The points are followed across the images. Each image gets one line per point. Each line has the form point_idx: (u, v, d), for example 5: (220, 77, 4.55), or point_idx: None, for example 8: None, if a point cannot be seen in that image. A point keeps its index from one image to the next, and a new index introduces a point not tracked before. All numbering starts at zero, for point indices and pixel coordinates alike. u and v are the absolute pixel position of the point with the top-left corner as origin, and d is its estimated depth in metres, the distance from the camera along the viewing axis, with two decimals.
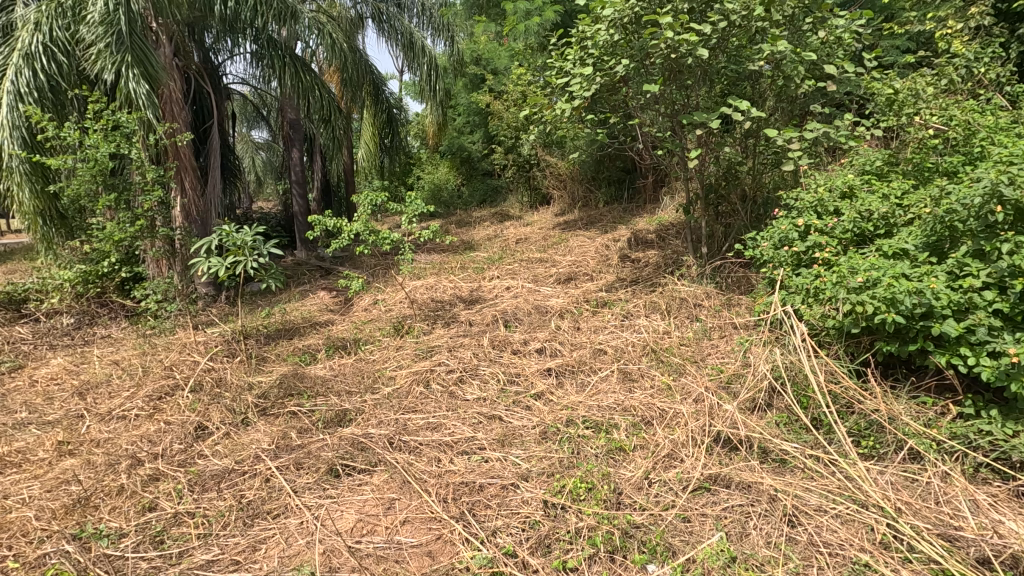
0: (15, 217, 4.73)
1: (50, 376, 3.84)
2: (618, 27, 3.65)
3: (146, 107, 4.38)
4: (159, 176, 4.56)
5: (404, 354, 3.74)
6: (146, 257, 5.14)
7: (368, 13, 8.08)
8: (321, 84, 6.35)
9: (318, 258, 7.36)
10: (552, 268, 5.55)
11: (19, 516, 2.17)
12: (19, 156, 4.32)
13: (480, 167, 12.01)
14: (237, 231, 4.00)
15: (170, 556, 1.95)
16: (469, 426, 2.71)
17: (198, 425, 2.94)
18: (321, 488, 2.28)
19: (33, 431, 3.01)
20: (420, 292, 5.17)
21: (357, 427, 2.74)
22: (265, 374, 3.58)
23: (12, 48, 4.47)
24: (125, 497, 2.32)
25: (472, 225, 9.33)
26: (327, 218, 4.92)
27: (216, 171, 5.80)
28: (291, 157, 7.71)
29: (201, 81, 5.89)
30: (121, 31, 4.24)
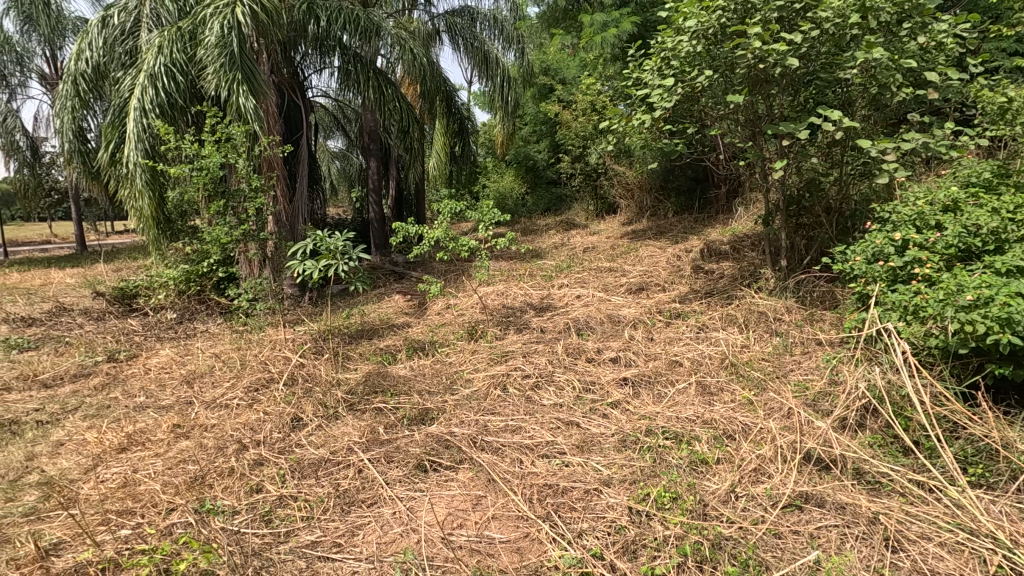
0: (132, 219, 5.23)
1: (161, 365, 4.23)
2: (701, 38, 3.62)
3: (253, 121, 4.77)
4: (260, 185, 4.93)
5: (479, 357, 3.86)
6: (240, 258, 5.54)
7: (443, 28, 8.41)
8: (400, 97, 6.65)
9: (393, 262, 7.67)
10: (622, 278, 5.54)
11: (147, 489, 2.42)
12: (142, 165, 4.80)
13: (546, 176, 12.09)
14: (329, 235, 4.27)
15: (279, 534, 2.11)
16: (548, 430, 2.77)
17: (294, 416, 3.15)
18: (411, 481, 2.41)
19: (152, 413, 3.34)
20: (492, 298, 5.30)
21: (441, 426, 2.87)
22: (351, 371, 3.79)
23: (137, 69, 4.97)
24: (235, 478, 2.53)
25: (539, 233, 9.44)
26: (408, 225, 5.13)
27: (304, 179, 6.14)
28: (369, 165, 8.06)
29: (292, 96, 6.30)
30: (233, 52, 4.66)
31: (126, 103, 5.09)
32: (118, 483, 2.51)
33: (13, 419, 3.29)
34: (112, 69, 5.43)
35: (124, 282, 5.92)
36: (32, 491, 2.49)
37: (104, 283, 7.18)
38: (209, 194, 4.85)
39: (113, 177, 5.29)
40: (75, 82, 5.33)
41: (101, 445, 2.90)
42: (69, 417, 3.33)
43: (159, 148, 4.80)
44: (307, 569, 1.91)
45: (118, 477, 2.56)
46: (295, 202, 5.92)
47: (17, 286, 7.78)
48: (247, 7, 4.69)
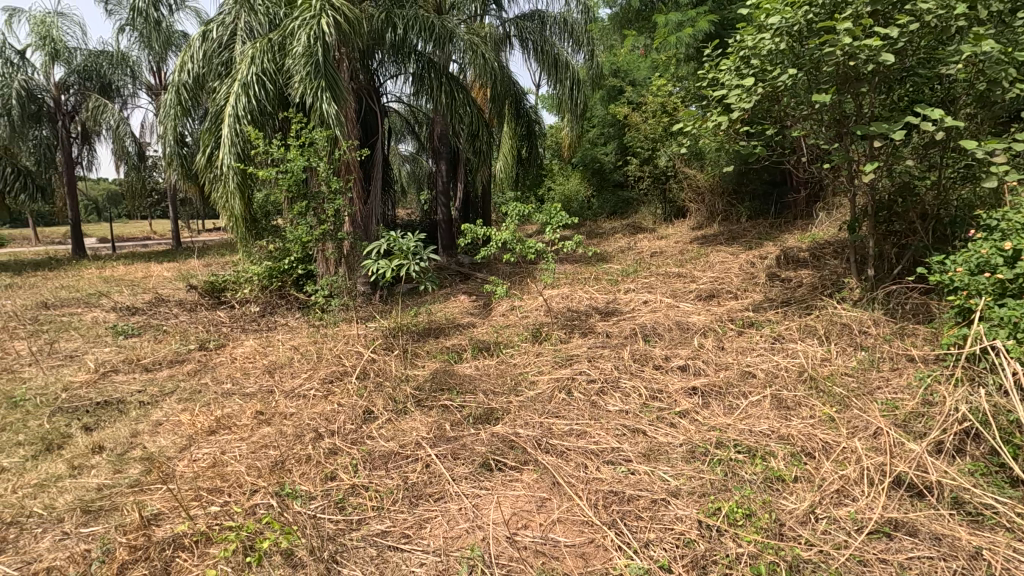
0: (223, 218, 5.59)
1: (246, 354, 4.54)
2: (785, 36, 3.46)
3: (334, 126, 5.01)
4: (339, 187, 5.16)
5: (544, 360, 3.86)
6: (318, 256, 5.82)
7: (513, 33, 8.50)
8: (471, 102, 6.79)
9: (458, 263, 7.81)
10: (691, 284, 5.38)
11: (233, 471, 2.60)
12: (234, 168, 5.14)
13: (613, 179, 11.94)
14: (402, 236, 4.42)
15: (351, 521, 2.20)
16: (613, 436, 2.73)
17: (365, 409, 3.28)
18: (477, 479, 2.45)
19: (238, 400, 3.58)
20: (557, 301, 5.29)
21: (506, 426, 2.90)
22: (419, 369, 3.90)
23: (232, 78, 5.34)
24: (312, 465, 2.67)
25: (605, 236, 9.34)
26: (477, 226, 5.21)
27: (378, 181, 6.36)
28: (439, 168, 8.24)
29: (369, 101, 6.55)
30: (318, 61, 4.93)
31: (221, 110, 5.48)
32: (208, 463, 2.71)
33: (120, 398, 3.63)
34: (210, 79, 5.85)
35: (215, 276, 6.38)
36: (137, 465, 2.73)
37: (197, 277, 7.77)
38: (292, 196, 5.15)
39: (208, 179, 5.73)
40: (178, 92, 5.82)
41: (194, 427, 3.14)
42: (167, 399, 3.63)
43: (249, 152, 5.14)
44: (378, 557, 1.98)
45: (208, 457, 2.77)
46: (369, 203, 6.15)
47: (124, 278, 8.56)
48: (331, 19, 4.96)
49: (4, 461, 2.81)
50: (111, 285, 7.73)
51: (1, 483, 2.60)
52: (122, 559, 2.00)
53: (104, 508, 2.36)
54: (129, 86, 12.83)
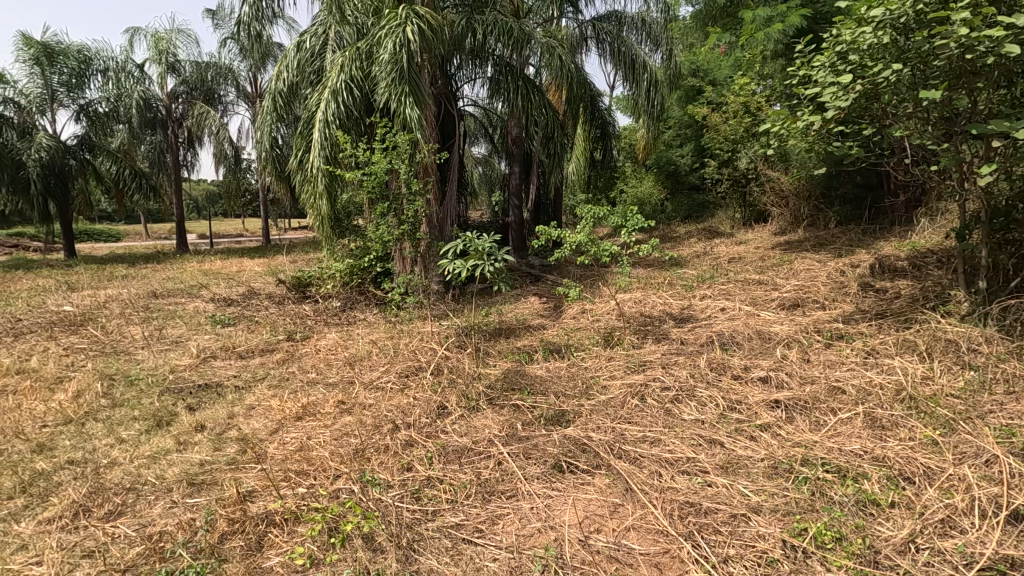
0: (310, 218, 5.91)
1: (328, 346, 4.79)
2: (888, 29, 3.23)
3: (416, 130, 5.20)
4: (418, 188, 5.34)
5: (615, 365, 3.81)
6: (395, 255, 6.05)
7: (591, 34, 8.46)
8: (546, 104, 6.83)
9: (529, 265, 7.85)
10: (774, 291, 5.12)
11: (317, 456, 2.75)
12: (322, 170, 5.44)
13: (689, 181, 11.58)
14: (477, 236, 4.50)
15: (427, 511, 2.27)
16: (689, 446, 2.65)
17: (439, 404, 3.37)
18: (548, 480, 2.45)
19: (322, 389, 3.79)
20: (629, 306, 5.21)
21: (578, 429, 2.89)
22: (490, 367, 3.96)
23: (323, 85, 5.66)
24: (390, 455, 2.78)
25: (679, 241, 9.07)
26: (550, 228, 5.21)
27: (454, 183, 6.52)
28: (512, 170, 8.32)
29: (448, 106, 6.74)
30: (403, 67, 5.13)
31: (312, 116, 5.82)
32: (296, 446, 2.89)
33: (218, 382, 3.94)
34: (303, 87, 6.24)
35: (301, 271, 6.78)
36: (233, 444, 2.96)
37: (284, 272, 8.30)
38: (375, 196, 5.40)
39: (298, 180, 6.09)
40: (274, 99, 6.24)
41: (282, 412, 3.35)
42: (258, 385, 3.91)
43: (337, 155, 5.42)
44: (452, 549, 2.03)
45: (296, 441, 2.95)
46: (445, 205, 6.32)
47: (220, 271, 9.26)
48: (416, 26, 5.15)
49: (123, 433, 3.13)
50: (209, 278, 8.38)
51: (120, 453, 2.89)
52: (223, 530, 2.17)
53: (205, 481, 2.57)
54: (230, 93, 13.93)
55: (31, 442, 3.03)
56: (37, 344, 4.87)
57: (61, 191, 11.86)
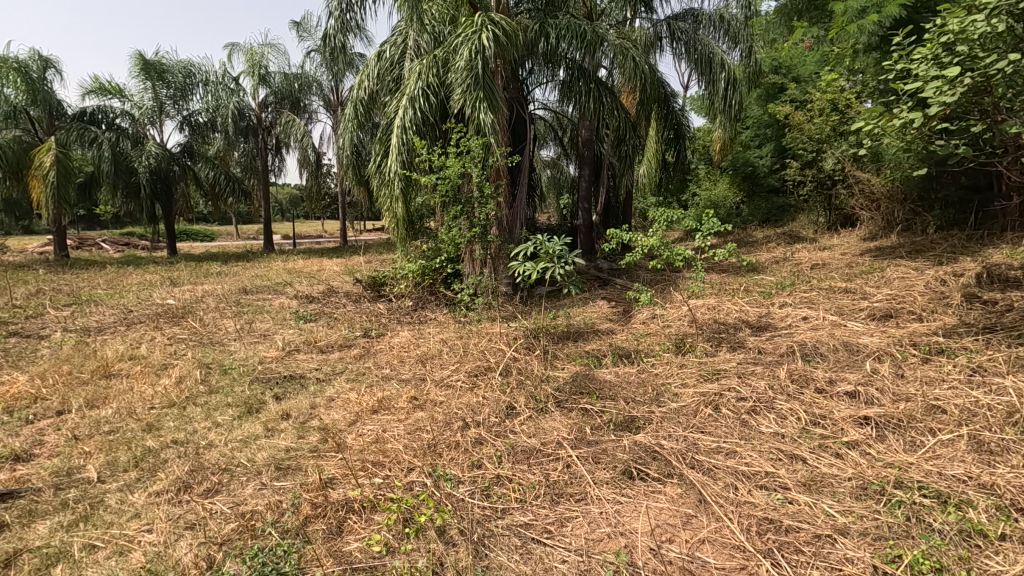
0: (385, 220, 6.13)
1: (401, 343, 4.97)
2: (1004, 16, 2.94)
3: (489, 134, 5.31)
4: (490, 192, 5.44)
5: (688, 372, 3.71)
6: (465, 256, 6.18)
7: (665, 34, 8.28)
8: (618, 108, 6.76)
9: (597, 268, 7.77)
10: (862, 301, 4.80)
11: (392, 448, 2.87)
12: (399, 174, 5.65)
13: (767, 183, 11.05)
14: (547, 239, 4.51)
15: (497, 509, 2.30)
16: (768, 460, 2.53)
17: (508, 404, 3.41)
18: (618, 486, 2.42)
19: (395, 384, 3.93)
20: (703, 312, 5.05)
21: (649, 436, 2.83)
22: (559, 370, 3.96)
23: (401, 92, 5.89)
24: (460, 451, 2.85)
25: (757, 245, 8.67)
26: (621, 231, 5.12)
27: (525, 186, 6.58)
28: (582, 174, 8.25)
29: (520, 110, 6.81)
30: (478, 73, 5.25)
31: (390, 123, 6.06)
32: (372, 438, 3.02)
33: (301, 374, 4.20)
34: (382, 95, 6.52)
35: (376, 271, 7.07)
36: (315, 434, 3.13)
37: (360, 272, 8.69)
38: (447, 200, 5.56)
39: (376, 183, 6.35)
40: (355, 107, 6.54)
41: (359, 405, 3.52)
42: (337, 378, 4.12)
43: (413, 160, 5.63)
44: (522, 548, 2.06)
45: (372, 433, 3.08)
46: (515, 207, 6.38)
47: (303, 270, 9.82)
48: (491, 33, 5.25)
49: (219, 417, 3.40)
50: (293, 276, 8.90)
51: (216, 435, 3.14)
52: (307, 513, 2.31)
53: (291, 466, 2.74)
54: (314, 103, 14.76)
55: (142, 421, 3.35)
56: (145, 333, 5.38)
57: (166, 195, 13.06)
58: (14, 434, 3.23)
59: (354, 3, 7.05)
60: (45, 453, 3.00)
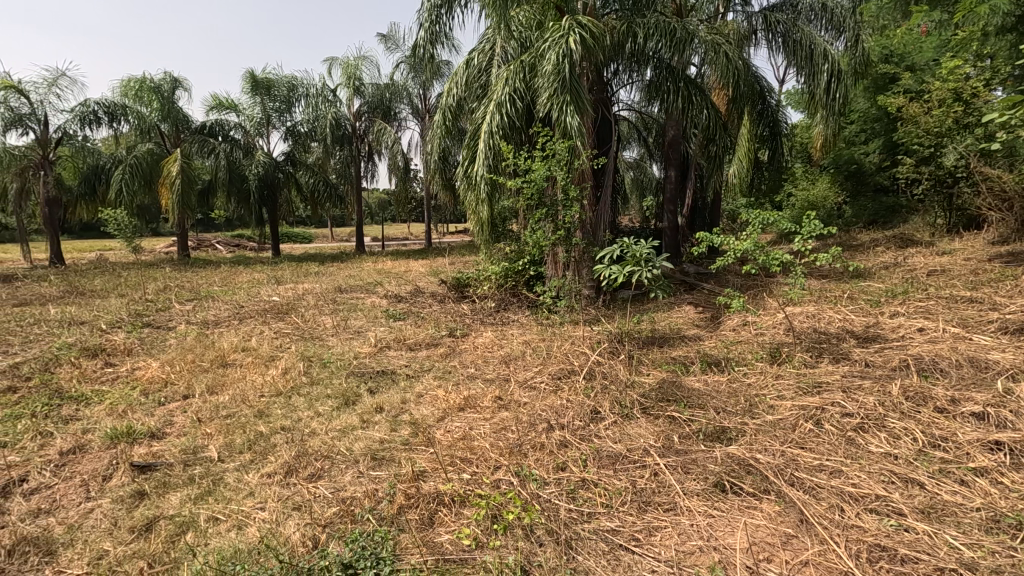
0: (470, 222, 6.28)
1: (485, 344, 5.08)
2: None
3: (576, 137, 5.30)
4: (576, 195, 5.44)
5: (784, 383, 3.50)
6: (548, 258, 6.21)
7: (761, 26, 7.87)
8: (710, 106, 6.52)
9: (684, 272, 7.51)
10: (992, 312, 4.30)
11: (479, 446, 2.94)
12: (485, 178, 5.78)
13: (875, 182, 10.18)
14: (634, 242, 4.43)
15: (584, 512, 2.30)
16: (878, 482, 2.34)
17: (592, 408, 3.39)
18: (710, 498, 2.34)
19: (480, 384, 4.03)
20: (801, 320, 4.74)
21: (742, 448, 2.71)
22: (644, 376, 3.88)
23: (488, 98, 6.03)
24: (546, 452, 2.87)
25: (863, 250, 8.00)
26: (712, 234, 4.90)
27: (609, 189, 6.49)
28: (668, 175, 8.03)
29: (605, 112, 6.74)
30: (565, 77, 5.27)
31: (477, 128, 6.22)
32: (460, 435, 3.11)
33: (393, 370, 4.40)
34: (469, 101, 6.71)
35: (461, 272, 7.27)
36: (406, 428, 3.28)
37: (445, 274, 8.97)
38: (532, 203, 5.61)
39: (462, 187, 6.51)
40: (443, 114, 6.77)
41: (447, 402, 3.64)
42: (425, 375, 4.28)
43: (500, 164, 5.74)
44: (610, 553, 2.04)
45: (459, 430, 3.18)
46: (599, 210, 6.32)
47: (391, 271, 10.29)
48: (578, 36, 5.24)
49: (319, 407, 3.64)
50: (383, 277, 9.33)
51: (318, 424, 3.38)
52: (401, 503, 2.42)
53: (385, 457, 2.89)
54: (403, 111, 15.41)
55: (254, 408, 3.67)
56: (255, 327, 5.86)
57: (271, 200, 14.24)
58: (150, 414, 3.64)
59: (443, 14, 7.30)
60: (175, 432, 3.36)
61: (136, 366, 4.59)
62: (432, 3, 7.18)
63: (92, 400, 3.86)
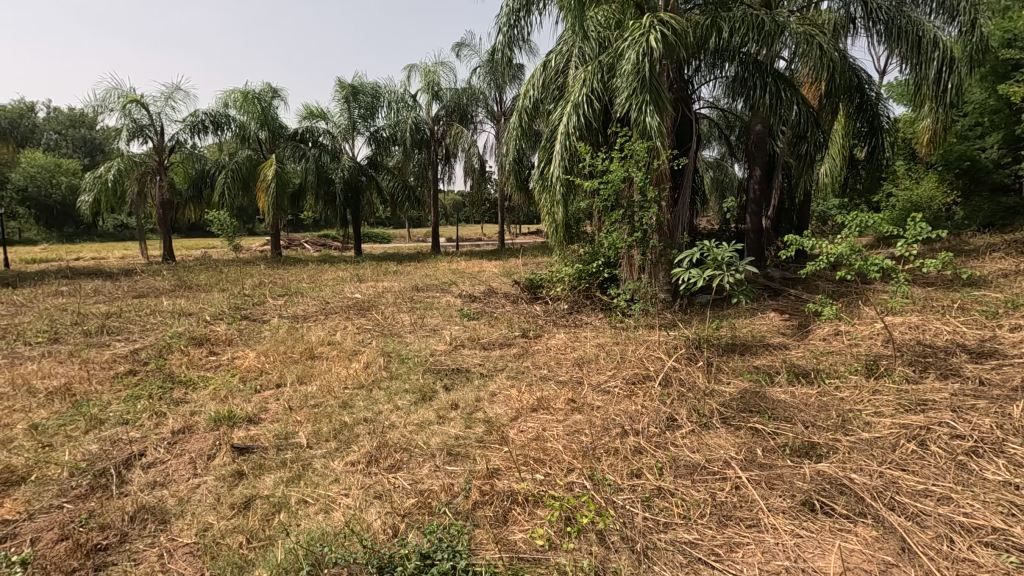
0: (544, 224, 6.29)
1: (558, 345, 5.08)
2: None
3: (655, 138, 5.18)
4: (655, 196, 5.31)
5: (883, 399, 3.24)
6: (623, 261, 6.12)
7: (860, 14, 7.08)
8: (800, 102, 6.15)
9: (768, 277, 7.13)
10: None
11: (552, 447, 2.95)
12: (561, 180, 5.77)
13: (993, 180, 9.18)
14: (716, 244, 4.26)
15: (660, 522, 2.24)
16: (995, 513, 2.11)
17: (669, 416, 3.30)
18: (797, 517, 2.21)
19: (553, 385, 4.03)
20: (902, 331, 4.36)
21: (833, 466, 2.54)
22: (724, 385, 3.72)
23: (565, 100, 6.01)
24: (619, 458, 2.82)
25: (978, 255, 7.23)
26: (802, 237, 4.61)
27: (689, 190, 6.27)
28: (753, 175, 7.64)
29: (686, 110, 6.52)
30: (645, 76, 5.16)
31: (554, 130, 6.21)
32: (533, 436, 3.13)
33: (467, 368, 4.51)
34: (546, 102, 6.72)
35: (535, 273, 7.31)
36: (480, 425, 3.34)
37: (518, 275, 9.06)
38: (609, 205, 5.54)
39: (538, 189, 6.51)
40: (520, 116, 6.81)
41: (520, 402, 3.68)
42: (498, 375, 4.35)
43: (576, 166, 5.71)
44: (688, 566, 1.98)
45: (532, 431, 3.20)
46: (677, 211, 6.12)
47: (466, 270, 10.51)
48: (659, 33, 5.11)
49: (398, 401, 3.79)
50: (457, 277, 9.55)
51: (397, 418, 3.52)
52: (476, 499, 2.47)
53: (460, 453, 2.96)
54: (480, 114, 15.66)
55: (339, 399, 3.88)
56: (340, 322, 6.20)
57: (355, 202, 14.99)
58: (247, 400, 3.95)
59: (522, 18, 7.35)
60: (270, 418, 3.62)
61: (235, 355, 4.99)
62: (510, 7, 7.25)
63: (198, 385, 4.24)
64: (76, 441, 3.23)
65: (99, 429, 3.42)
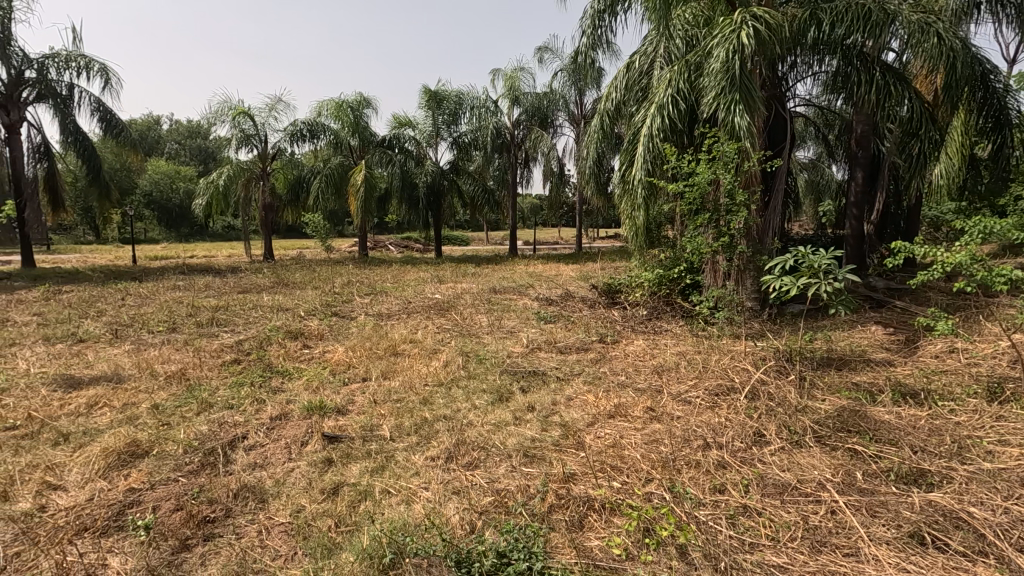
0: (624, 228, 6.16)
1: (636, 352, 4.97)
2: None
3: (745, 138, 4.94)
4: (745, 199, 5.05)
5: (1009, 427, 2.88)
6: (708, 267, 5.88)
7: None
8: (912, 97, 5.65)
9: (870, 287, 6.57)
10: None
11: (630, 455, 2.89)
12: (643, 183, 5.63)
13: None
14: (812, 251, 3.97)
15: (745, 542, 2.13)
16: None
17: (756, 430, 3.13)
18: (904, 550, 2.02)
19: (631, 392, 3.95)
20: None
21: (947, 497, 2.30)
22: (819, 401, 3.47)
23: (649, 101, 5.88)
24: (701, 471, 2.71)
25: None
26: (912, 245, 4.20)
27: (781, 193, 5.91)
28: (854, 175, 7.07)
29: (780, 108, 6.16)
30: (735, 74, 4.95)
31: (636, 132, 6.08)
32: (609, 442, 3.08)
33: (543, 371, 4.51)
34: (629, 104, 6.60)
35: (614, 277, 7.19)
36: (556, 429, 3.33)
37: (596, 279, 8.96)
38: (693, 209, 5.33)
39: (618, 192, 6.38)
40: (602, 119, 6.73)
41: (597, 408, 3.64)
42: (575, 379, 4.32)
43: (658, 168, 5.55)
44: None
45: (609, 437, 3.16)
46: (768, 215, 5.79)
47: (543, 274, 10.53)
48: (752, 28, 4.88)
49: (476, 401, 3.87)
50: (534, 280, 9.59)
51: (475, 416, 3.59)
52: (553, 502, 2.47)
53: (536, 456, 2.97)
54: (559, 117, 15.62)
55: (420, 395, 4.02)
56: (421, 321, 6.41)
57: (437, 206, 15.44)
58: (336, 391, 4.19)
59: (606, 19, 7.27)
60: (356, 410, 3.81)
61: (326, 349, 5.30)
62: (595, 9, 7.19)
63: (293, 375, 4.55)
64: (190, 421, 3.57)
65: (209, 412, 3.76)
